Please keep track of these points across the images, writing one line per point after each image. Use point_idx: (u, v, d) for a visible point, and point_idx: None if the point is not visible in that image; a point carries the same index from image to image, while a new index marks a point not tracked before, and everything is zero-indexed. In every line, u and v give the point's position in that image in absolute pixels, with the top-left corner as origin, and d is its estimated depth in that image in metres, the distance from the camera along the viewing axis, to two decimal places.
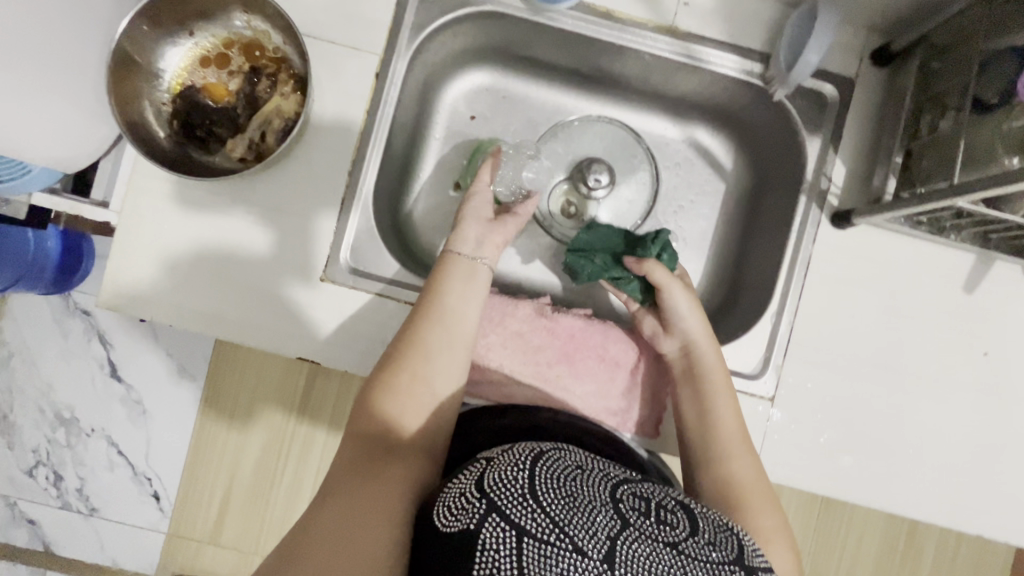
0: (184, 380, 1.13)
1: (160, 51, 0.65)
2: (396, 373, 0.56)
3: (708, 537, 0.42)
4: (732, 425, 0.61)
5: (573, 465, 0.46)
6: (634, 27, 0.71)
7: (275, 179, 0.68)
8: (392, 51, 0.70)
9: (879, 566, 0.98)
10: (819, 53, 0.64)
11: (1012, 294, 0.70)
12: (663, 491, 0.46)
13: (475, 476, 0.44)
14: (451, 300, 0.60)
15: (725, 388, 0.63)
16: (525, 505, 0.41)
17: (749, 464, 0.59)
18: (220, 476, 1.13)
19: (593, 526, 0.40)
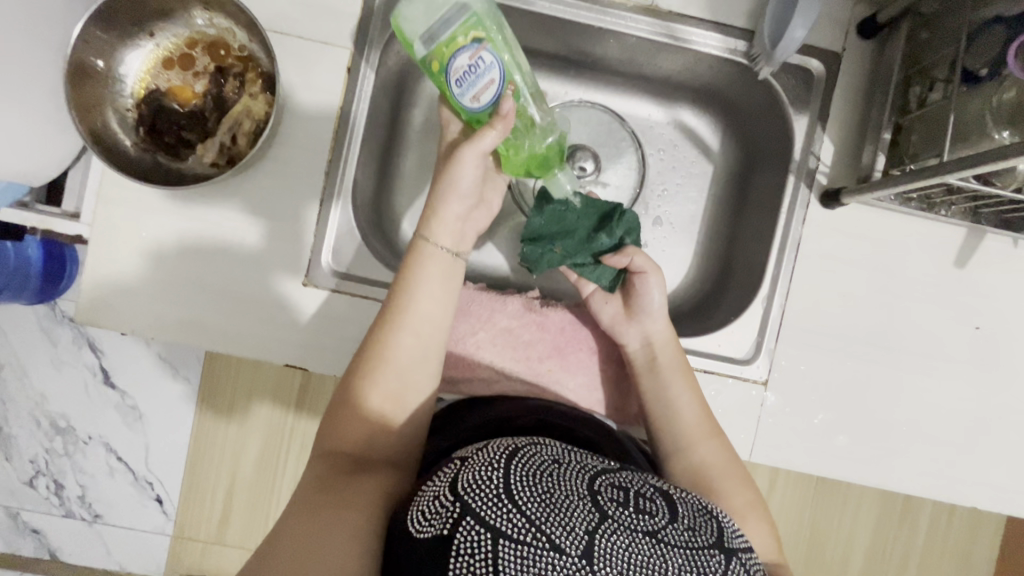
0: (177, 385, 1.11)
1: (120, 56, 0.63)
2: (371, 380, 0.56)
3: (687, 523, 0.43)
4: (694, 413, 0.61)
5: (549, 459, 0.46)
6: (612, 8, 0.69)
7: (250, 183, 0.66)
8: (363, 44, 0.67)
9: (875, 538, 0.99)
10: (805, 28, 0.62)
11: (1003, 267, 0.70)
12: (640, 479, 0.47)
13: (451, 478, 0.45)
14: (418, 301, 0.58)
15: (683, 376, 0.63)
16: (501, 506, 0.41)
17: (715, 447, 0.60)
18: (220, 479, 1.13)
19: (570, 522, 0.41)
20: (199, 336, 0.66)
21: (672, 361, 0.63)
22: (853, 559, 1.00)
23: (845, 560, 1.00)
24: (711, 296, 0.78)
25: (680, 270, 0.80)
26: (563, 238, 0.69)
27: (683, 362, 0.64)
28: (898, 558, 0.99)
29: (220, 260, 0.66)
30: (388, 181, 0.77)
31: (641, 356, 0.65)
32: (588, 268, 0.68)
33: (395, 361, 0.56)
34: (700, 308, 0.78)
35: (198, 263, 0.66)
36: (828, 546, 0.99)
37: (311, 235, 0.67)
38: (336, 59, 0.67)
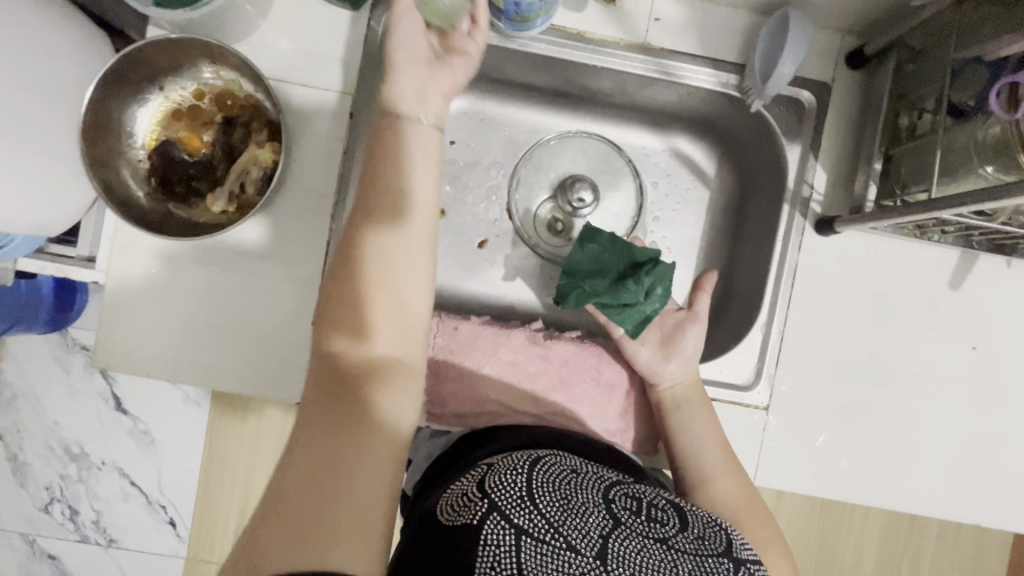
0: (189, 411, 1.14)
1: (131, 111, 0.65)
2: (356, 299, 0.48)
3: (696, 532, 0.47)
4: (716, 449, 0.64)
5: (568, 468, 0.50)
6: (607, 47, 0.70)
7: (259, 227, 0.68)
8: (364, 89, 0.69)
9: (884, 553, 1.00)
10: (795, 63, 0.65)
11: (997, 289, 0.71)
12: (651, 491, 0.51)
13: (477, 479, 0.48)
14: (396, 179, 0.50)
15: (705, 411, 0.67)
16: (524, 505, 0.45)
17: (735, 482, 0.63)
18: (232, 500, 1.15)
19: (586, 526, 0.45)
20: (212, 379, 0.68)
21: (695, 398, 0.67)
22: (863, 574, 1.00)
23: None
24: (711, 321, 0.80)
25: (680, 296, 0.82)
26: (594, 277, 0.71)
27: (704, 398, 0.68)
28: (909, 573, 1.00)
29: (232, 303, 0.68)
30: None
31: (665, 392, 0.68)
32: (615, 309, 0.69)
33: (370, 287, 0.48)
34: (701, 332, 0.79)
35: (212, 307, 0.68)
36: (838, 562, 1.00)
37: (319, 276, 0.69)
38: (338, 105, 0.69)
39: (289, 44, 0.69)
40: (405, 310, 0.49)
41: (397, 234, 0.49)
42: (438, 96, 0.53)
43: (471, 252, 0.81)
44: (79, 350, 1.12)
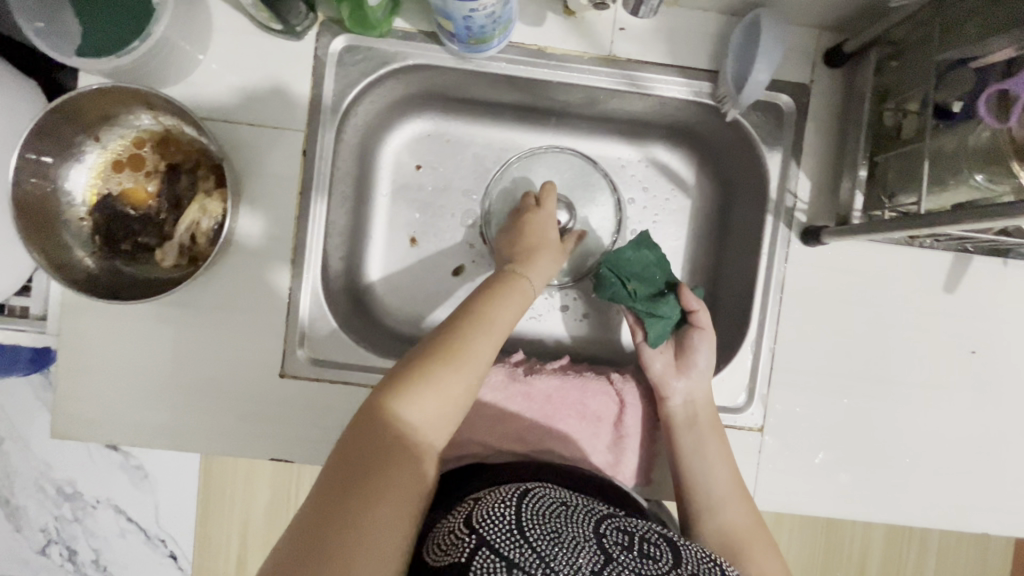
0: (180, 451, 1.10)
1: (65, 167, 0.60)
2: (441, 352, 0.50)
3: (691, 568, 0.44)
4: (727, 477, 0.62)
5: (559, 502, 0.49)
6: (570, 62, 0.66)
7: (215, 276, 0.65)
8: (316, 123, 0.65)
9: (891, 555, 0.98)
10: (768, 70, 0.60)
11: (994, 292, 0.68)
12: (647, 526, 0.48)
13: (466, 514, 0.47)
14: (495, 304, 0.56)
15: (717, 438, 0.64)
16: (512, 539, 0.43)
17: (744, 512, 0.60)
18: (231, 536, 1.11)
19: (576, 561, 0.42)
20: (180, 440, 0.65)
21: (708, 423, 0.64)
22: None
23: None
24: None
25: None
26: (640, 280, 0.68)
27: (717, 423, 0.64)
28: (918, 573, 0.98)
29: (195, 360, 0.65)
30: (359, 251, 0.75)
31: (675, 415, 0.65)
32: (648, 316, 0.67)
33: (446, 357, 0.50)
34: None
35: (174, 365, 0.65)
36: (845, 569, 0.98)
37: (283, 325, 0.66)
38: (290, 143, 0.65)
39: (232, 81, 0.64)
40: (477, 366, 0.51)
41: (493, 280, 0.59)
42: None
43: (445, 282, 0.77)
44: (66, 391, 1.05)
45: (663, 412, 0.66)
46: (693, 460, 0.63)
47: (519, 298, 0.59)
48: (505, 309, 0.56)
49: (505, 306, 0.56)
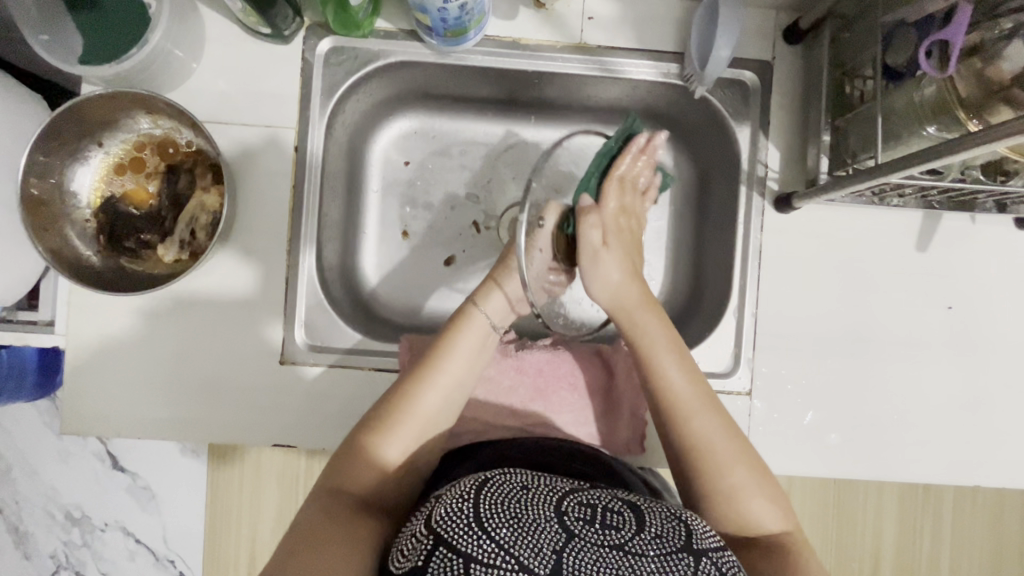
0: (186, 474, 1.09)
1: (71, 171, 0.64)
2: (399, 415, 0.56)
3: (654, 531, 0.46)
4: (687, 383, 0.57)
5: (518, 485, 0.49)
6: (543, 51, 0.70)
7: (216, 271, 0.68)
8: (306, 122, 0.69)
9: (906, 522, 0.99)
10: (729, 47, 0.64)
11: (965, 246, 0.71)
12: (608, 496, 0.50)
13: (426, 514, 0.47)
14: (453, 353, 0.60)
15: (671, 342, 0.59)
16: (472, 534, 0.44)
17: (710, 420, 0.55)
18: (239, 563, 1.09)
19: (538, 544, 0.44)
20: (185, 432, 0.68)
21: (653, 316, 0.60)
22: (885, 549, 0.99)
23: (878, 549, 0.99)
24: (686, 311, 0.78)
25: (655, 289, 0.80)
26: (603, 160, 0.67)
27: (668, 326, 0.60)
28: (934, 538, 0.99)
29: (198, 352, 0.68)
30: (353, 245, 0.78)
31: (614, 302, 0.62)
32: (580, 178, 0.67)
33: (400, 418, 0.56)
34: (677, 324, 0.78)
35: (177, 359, 0.67)
36: (857, 540, 0.99)
37: (282, 314, 0.68)
38: (282, 141, 0.69)
39: (226, 85, 0.68)
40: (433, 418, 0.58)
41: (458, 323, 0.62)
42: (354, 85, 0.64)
43: (437, 271, 0.80)
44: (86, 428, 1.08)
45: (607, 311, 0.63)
46: (649, 366, 0.58)
47: (479, 336, 0.62)
48: (462, 356, 0.60)
49: (466, 352, 0.61)
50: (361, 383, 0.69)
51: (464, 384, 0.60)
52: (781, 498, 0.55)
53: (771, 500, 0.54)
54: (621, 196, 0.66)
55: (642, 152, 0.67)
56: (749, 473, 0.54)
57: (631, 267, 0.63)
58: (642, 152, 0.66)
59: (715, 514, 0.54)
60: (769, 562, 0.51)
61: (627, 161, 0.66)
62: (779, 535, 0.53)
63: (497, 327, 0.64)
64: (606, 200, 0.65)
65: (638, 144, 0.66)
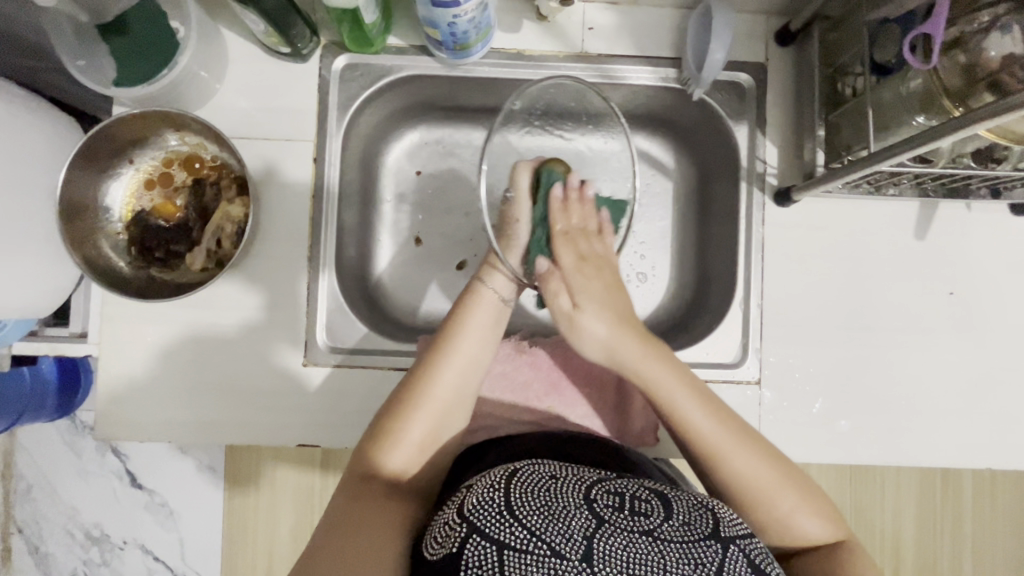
0: (207, 488, 1.11)
1: (104, 187, 0.68)
2: (409, 407, 0.57)
3: (683, 518, 0.46)
4: (712, 423, 0.55)
5: (547, 475, 0.49)
6: (547, 61, 0.74)
7: (240, 278, 0.71)
8: (324, 134, 0.73)
9: (924, 513, 0.99)
10: (724, 49, 0.67)
11: (962, 234, 0.73)
12: (634, 484, 0.50)
13: (457, 504, 0.47)
14: (463, 338, 0.61)
15: (695, 395, 0.57)
16: (504, 521, 0.44)
17: (747, 459, 0.54)
18: (259, 567, 1.10)
19: (569, 529, 0.44)
20: (212, 435, 0.70)
21: (659, 361, 0.58)
22: (905, 538, 0.99)
23: (898, 539, 0.99)
24: (694, 306, 0.80)
25: (662, 286, 0.82)
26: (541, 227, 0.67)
27: (677, 368, 0.58)
28: (954, 529, 0.99)
29: (225, 357, 0.70)
30: (368, 252, 0.81)
31: (612, 359, 0.60)
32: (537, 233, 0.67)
33: (410, 405, 0.57)
34: (685, 319, 0.80)
35: (204, 365, 0.70)
36: (877, 533, 0.99)
37: (304, 317, 0.71)
38: (301, 152, 0.73)
39: (247, 103, 0.72)
40: (446, 408, 0.59)
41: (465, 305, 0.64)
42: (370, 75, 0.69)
43: (451, 274, 0.83)
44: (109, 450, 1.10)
45: (603, 366, 0.61)
46: (676, 421, 0.56)
47: (490, 314, 0.63)
48: (473, 334, 0.62)
49: (478, 330, 0.62)
50: (382, 383, 0.71)
51: (480, 361, 0.61)
52: (831, 510, 0.55)
53: (823, 517, 0.54)
54: (574, 247, 0.65)
55: (566, 204, 0.68)
56: (797, 496, 0.54)
57: (619, 313, 0.61)
58: (569, 200, 0.68)
59: (772, 541, 0.55)
60: (771, 534, 0.54)
61: (570, 206, 0.68)
62: (836, 545, 0.54)
63: (507, 300, 0.66)
64: (560, 258, 0.64)
65: (553, 203, 0.67)
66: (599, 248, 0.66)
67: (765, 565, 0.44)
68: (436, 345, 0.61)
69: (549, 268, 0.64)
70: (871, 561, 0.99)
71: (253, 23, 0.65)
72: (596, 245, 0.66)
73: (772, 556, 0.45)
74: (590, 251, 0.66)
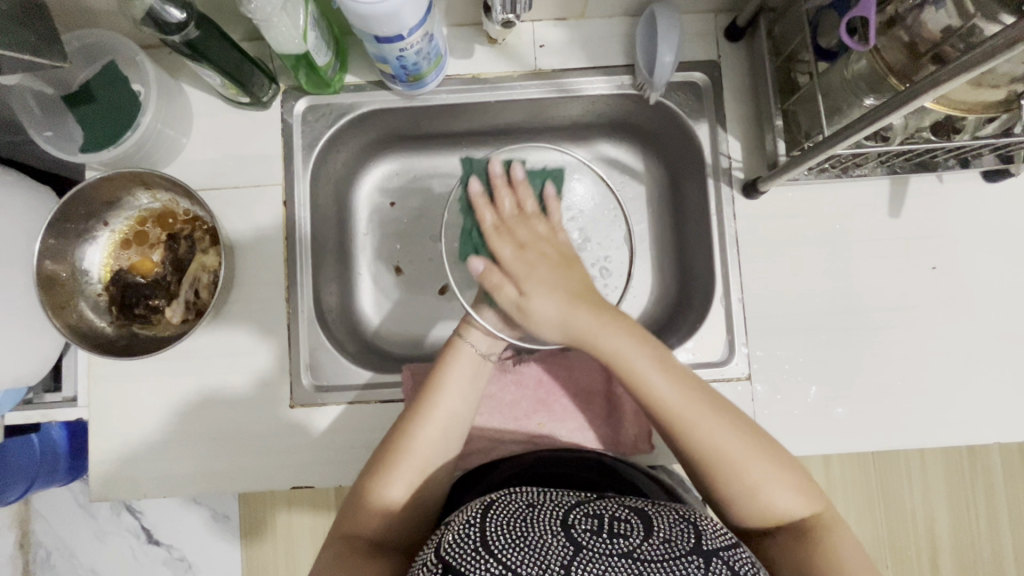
0: (223, 537, 1.10)
1: (81, 252, 0.70)
2: (390, 466, 0.58)
3: (663, 536, 0.45)
4: (668, 384, 0.56)
5: (524, 504, 0.49)
6: (502, 81, 0.75)
7: (222, 325, 0.72)
8: (291, 176, 0.74)
9: (955, 493, 0.96)
10: (673, 52, 0.68)
11: (937, 207, 0.72)
12: (615, 504, 0.49)
13: (435, 543, 0.47)
14: (445, 395, 0.62)
15: (653, 357, 0.57)
16: (479, 557, 0.43)
17: (716, 424, 0.54)
18: None
19: (546, 559, 0.43)
20: (208, 486, 0.70)
21: (616, 328, 0.58)
22: (939, 525, 0.96)
23: (931, 525, 0.96)
24: (679, 307, 0.80)
25: (645, 290, 0.82)
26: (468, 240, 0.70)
27: (635, 333, 0.58)
28: (988, 507, 0.96)
29: (214, 406, 0.71)
30: (349, 287, 0.82)
31: (567, 334, 0.60)
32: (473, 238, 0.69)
33: (391, 465, 0.58)
34: (671, 321, 0.80)
35: (194, 414, 0.71)
36: (907, 517, 0.97)
37: (288, 360, 0.72)
38: (271, 196, 0.74)
39: (214, 154, 0.74)
40: (430, 465, 0.59)
41: (451, 358, 0.65)
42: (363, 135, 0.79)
43: (433, 299, 0.83)
44: (125, 509, 1.10)
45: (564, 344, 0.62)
46: (636, 384, 0.57)
47: (469, 366, 0.65)
48: (452, 392, 0.62)
49: (457, 389, 0.63)
50: (369, 416, 0.71)
51: (460, 416, 0.62)
52: (804, 481, 0.54)
53: (797, 488, 0.53)
54: (513, 237, 0.65)
55: (494, 194, 0.68)
56: (768, 464, 0.53)
57: (549, 286, 0.61)
58: (495, 189, 0.68)
59: (744, 514, 0.53)
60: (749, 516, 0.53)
61: (497, 195, 0.67)
62: (809, 520, 0.53)
63: (489, 354, 0.67)
64: (499, 252, 0.64)
65: (477, 199, 0.67)
66: (541, 231, 0.66)
67: (748, 572, 0.44)
68: (416, 403, 0.62)
69: (486, 267, 0.64)
70: (905, 548, 0.96)
71: (210, 78, 0.67)
72: (535, 229, 0.66)
73: (756, 562, 0.45)
74: (529, 237, 0.65)
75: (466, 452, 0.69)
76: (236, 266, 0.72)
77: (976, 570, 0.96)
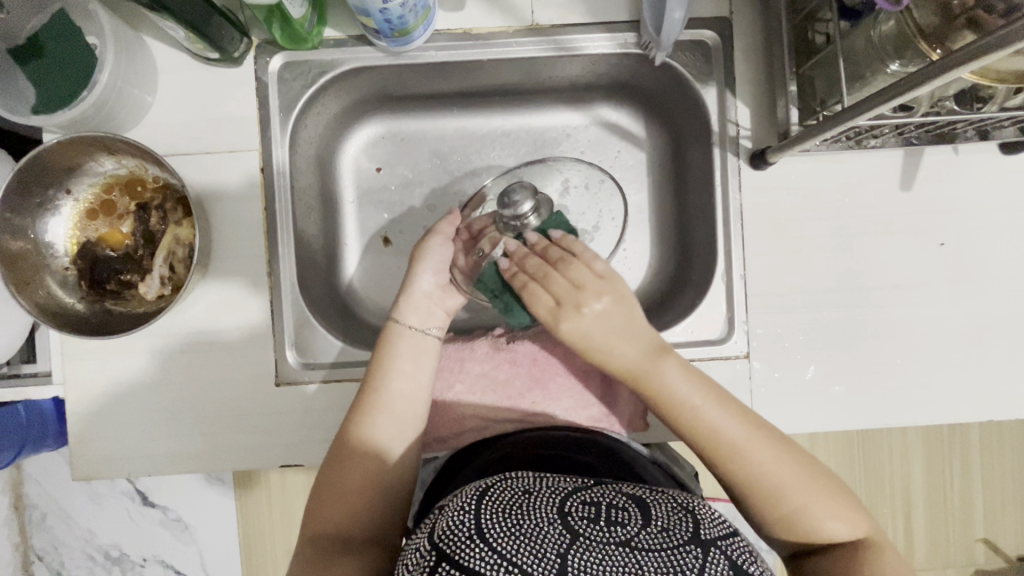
0: (218, 498, 1.10)
1: (43, 223, 0.65)
2: (349, 459, 0.57)
3: (661, 524, 0.44)
4: (720, 414, 0.55)
5: (520, 490, 0.47)
6: (494, 38, 0.69)
7: (200, 300, 0.68)
8: (267, 141, 0.68)
9: (934, 462, 0.98)
10: (682, 8, 0.60)
11: (950, 180, 0.69)
12: (612, 492, 0.48)
13: (428, 529, 0.46)
14: (390, 377, 0.61)
15: (703, 388, 0.56)
16: (473, 546, 0.42)
17: (767, 453, 0.54)
18: (278, 556, 1.10)
19: (541, 549, 0.41)
20: (192, 463, 0.68)
21: (666, 365, 0.57)
22: (917, 489, 0.98)
23: (909, 491, 0.99)
24: (677, 283, 0.77)
25: (642, 265, 0.79)
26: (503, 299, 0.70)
27: (683, 364, 0.57)
28: (964, 476, 0.98)
29: (196, 384, 0.68)
30: (335, 258, 0.78)
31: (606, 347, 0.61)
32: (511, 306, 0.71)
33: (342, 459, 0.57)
34: (669, 295, 0.77)
35: (175, 393, 0.68)
36: (887, 482, 0.99)
37: (271, 336, 0.69)
38: (247, 162, 0.69)
39: (183, 115, 0.68)
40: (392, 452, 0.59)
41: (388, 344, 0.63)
42: (344, 95, 0.73)
43: None
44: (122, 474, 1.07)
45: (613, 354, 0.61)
46: (677, 415, 0.56)
47: (412, 346, 0.63)
48: (400, 372, 0.61)
49: (399, 370, 0.62)
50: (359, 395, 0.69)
51: (412, 396, 0.61)
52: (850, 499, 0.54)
53: (844, 510, 0.53)
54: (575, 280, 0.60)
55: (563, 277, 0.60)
56: (815, 488, 0.53)
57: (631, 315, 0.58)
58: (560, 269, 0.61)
59: (781, 535, 0.53)
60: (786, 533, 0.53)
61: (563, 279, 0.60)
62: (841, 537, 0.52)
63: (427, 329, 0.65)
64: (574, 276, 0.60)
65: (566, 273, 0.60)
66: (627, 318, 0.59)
67: (748, 563, 0.43)
68: (364, 392, 0.61)
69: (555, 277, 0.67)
70: (881, 514, 0.99)
71: (174, 30, 0.61)
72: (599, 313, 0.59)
73: (753, 550, 0.45)
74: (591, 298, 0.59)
75: (458, 431, 0.68)
76: (215, 238, 0.68)
77: (949, 535, 0.99)
